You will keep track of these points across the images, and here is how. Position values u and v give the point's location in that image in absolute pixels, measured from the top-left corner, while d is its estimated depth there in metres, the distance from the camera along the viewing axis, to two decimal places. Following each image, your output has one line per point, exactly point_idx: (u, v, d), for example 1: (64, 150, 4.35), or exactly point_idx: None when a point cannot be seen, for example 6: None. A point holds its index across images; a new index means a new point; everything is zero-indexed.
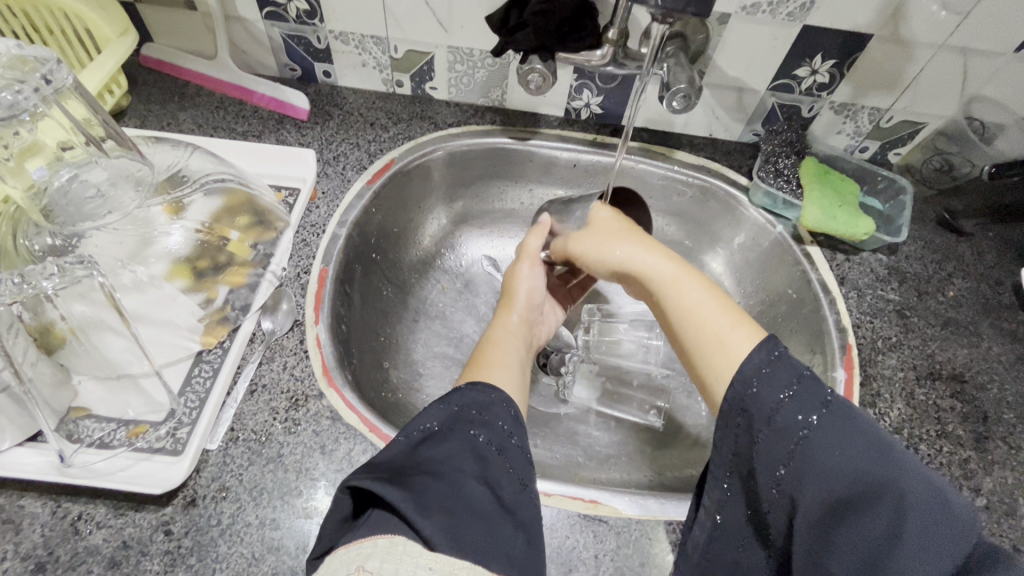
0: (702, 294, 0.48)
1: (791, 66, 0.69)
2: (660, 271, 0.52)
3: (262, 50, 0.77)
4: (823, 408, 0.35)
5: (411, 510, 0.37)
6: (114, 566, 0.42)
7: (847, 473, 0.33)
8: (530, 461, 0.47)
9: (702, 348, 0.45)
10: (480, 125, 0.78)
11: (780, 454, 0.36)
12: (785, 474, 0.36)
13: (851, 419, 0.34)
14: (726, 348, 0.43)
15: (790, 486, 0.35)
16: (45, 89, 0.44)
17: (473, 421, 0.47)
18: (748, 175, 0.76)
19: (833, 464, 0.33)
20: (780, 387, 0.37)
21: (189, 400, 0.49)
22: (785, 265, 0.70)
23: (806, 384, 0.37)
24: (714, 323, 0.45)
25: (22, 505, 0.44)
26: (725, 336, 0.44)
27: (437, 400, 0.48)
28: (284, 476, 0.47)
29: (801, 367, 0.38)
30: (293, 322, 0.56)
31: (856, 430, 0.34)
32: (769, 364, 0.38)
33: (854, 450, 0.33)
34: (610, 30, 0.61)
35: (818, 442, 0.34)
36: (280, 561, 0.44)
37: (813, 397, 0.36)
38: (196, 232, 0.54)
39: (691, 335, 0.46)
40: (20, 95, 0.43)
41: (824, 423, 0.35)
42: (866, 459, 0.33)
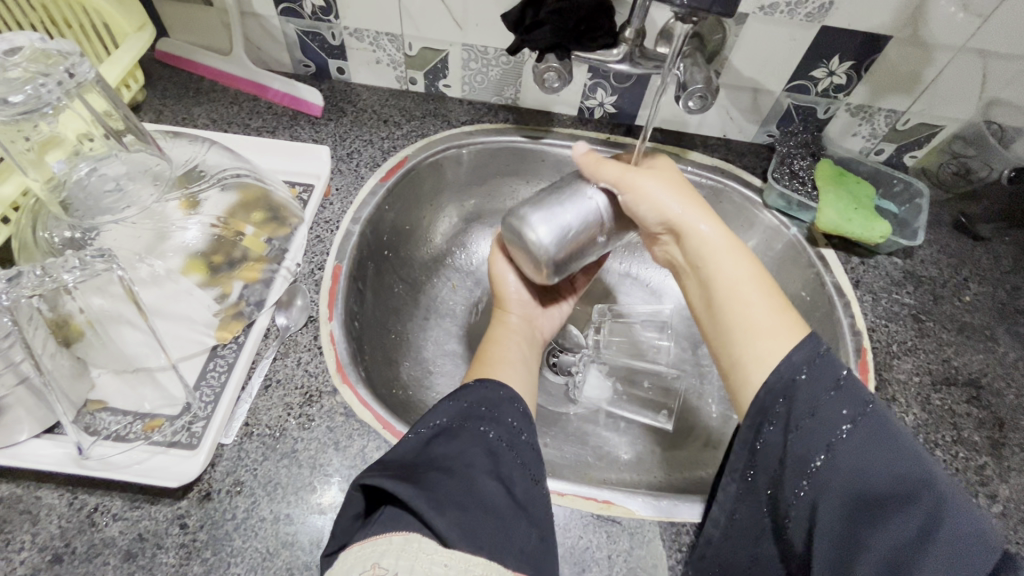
0: (745, 271, 0.46)
1: (808, 67, 0.69)
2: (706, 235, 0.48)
3: (277, 46, 0.77)
4: (866, 407, 0.37)
5: (427, 507, 0.37)
6: (130, 558, 0.42)
7: (886, 474, 0.34)
8: (537, 454, 0.47)
9: (738, 334, 0.44)
10: (493, 124, 0.78)
11: (819, 447, 0.37)
12: (819, 467, 0.37)
13: (890, 426, 0.36)
14: (765, 340, 0.42)
15: (823, 479, 0.36)
16: (68, 83, 0.44)
17: (482, 417, 0.48)
18: (762, 176, 0.75)
19: (870, 464, 0.35)
20: (825, 383, 0.38)
21: (204, 395, 0.49)
22: (799, 267, 0.70)
23: (844, 391, 0.38)
24: (754, 310, 0.44)
25: (39, 496, 0.44)
26: (763, 324, 0.43)
27: (447, 398, 0.49)
28: (299, 471, 0.47)
29: (843, 367, 0.39)
30: (307, 318, 0.56)
31: (895, 437, 0.36)
32: (806, 372, 0.39)
33: (892, 453, 0.35)
34: (627, 29, 0.62)
35: (857, 441, 0.36)
36: (294, 556, 0.44)
37: (856, 398, 0.37)
38: (212, 227, 0.54)
39: (727, 319, 0.45)
40: (43, 88, 0.43)
41: (863, 424, 0.36)
42: (901, 464, 0.35)
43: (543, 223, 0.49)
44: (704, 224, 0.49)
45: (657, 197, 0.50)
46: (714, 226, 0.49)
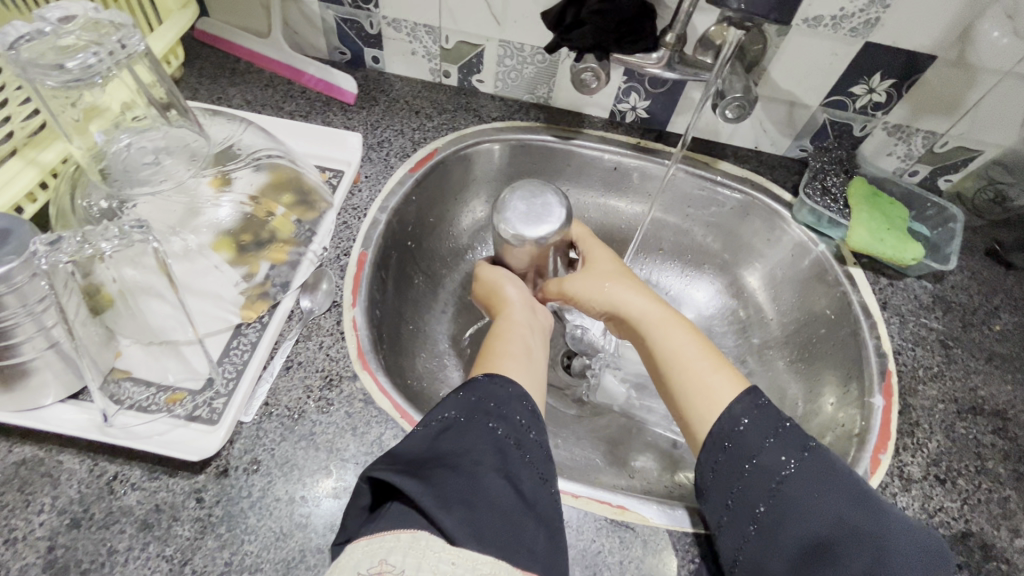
0: (685, 337, 0.56)
1: (847, 83, 0.68)
2: (648, 310, 0.59)
3: (314, 32, 0.77)
4: (806, 452, 0.45)
5: (434, 505, 0.39)
6: (147, 528, 0.43)
7: (827, 514, 0.42)
8: (545, 455, 0.48)
9: (689, 392, 0.52)
10: (524, 122, 0.78)
11: (763, 492, 0.45)
12: (764, 511, 0.44)
13: (826, 468, 0.44)
14: (714, 398, 0.50)
15: (771, 521, 0.44)
16: (119, 53, 0.44)
17: (491, 413, 0.48)
18: (793, 191, 0.75)
19: (810, 505, 0.43)
20: (766, 433, 0.47)
21: (227, 371, 0.49)
22: (825, 285, 0.69)
23: (782, 437, 0.46)
24: (699, 367, 0.53)
25: (60, 460, 0.45)
26: (711, 379, 0.52)
27: (457, 392, 0.50)
28: (316, 454, 0.47)
29: (780, 419, 0.47)
30: (331, 303, 0.56)
31: (832, 476, 0.44)
32: (746, 424, 0.48)
33: (833, 496, 0.43)
34: (669, 34, 0.61)
35: (798, 482, 0.44)
36: (307, 539, 0.44)
37: (796, 442, 0.46)
38: (243, 205, 0.55)
39: (678, 379, 0.53)
40: (96, 58, 0.43)
41: (803, 464, 0.45)
42: (843, 505, 0.42)
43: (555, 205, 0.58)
44: (644, 297, 0.60)
45: (610, 272, 0.62)
46: (644, 294, 0.60)
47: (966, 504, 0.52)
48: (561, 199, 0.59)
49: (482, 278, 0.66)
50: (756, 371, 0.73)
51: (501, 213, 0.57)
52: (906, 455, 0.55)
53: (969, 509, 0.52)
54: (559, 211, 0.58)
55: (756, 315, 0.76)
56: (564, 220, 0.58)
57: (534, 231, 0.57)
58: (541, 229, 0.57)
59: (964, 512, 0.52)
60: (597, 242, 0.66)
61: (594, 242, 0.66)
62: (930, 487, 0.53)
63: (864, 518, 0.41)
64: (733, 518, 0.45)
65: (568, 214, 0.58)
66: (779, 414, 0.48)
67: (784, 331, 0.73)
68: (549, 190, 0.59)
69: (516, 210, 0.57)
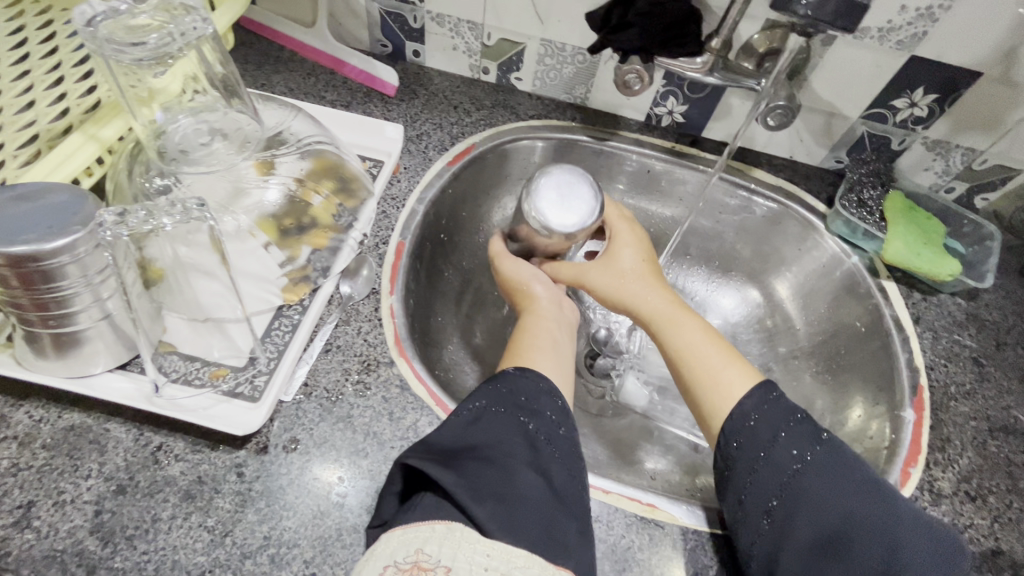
0: (696, 330, 0.57)
1: (889, 96, 0.68)
2: (662, 305, 0.59)
3: (358, 24, 0.78)
4: (817, 445, 0.46)
5: (467, 497, 0.40)
6: (189, 499, 0.44)
7: (839, 508, 0.43)
8: (575, 450, 0.48)
9: (700, 385, 0.53)
10: (561, 121, 0.78)
11: (774, 487, 0.45)
12: (777, 505, 0.44)
13: (836, 461, 0.45)
14: (727, 392, 0.51)
15: (782, 516, 0.44)
16: (188, 34, 0.45)
17: (521, 407, 0.49)
18: (827, 202, 0.75)
19: (823, 498, 0.44)
20: (777, 425, 0.47)
21: (269, 350, 0.50)
22: (856, 297, 0.69)
23: (793, 430, 0.47)
24: (710, 361, 0.54)
25: (107, 428, 0.46)
26: (722, 375, 0.52)
27: (487, 382, 0.50)
28: (352, 436, 0.48)
29: (790, 412, 0.48)
30: (370, 290, 0.57)
31: (842, 470, 0.45)
32: (755, 420, 0.48)
33: (843, 489, 0.44)
34: (715, 39, 0.62)
35: (809, 475, 0.45)
36: (343, 517, 0.44)
37: (808, 436, 0.47)
38: (290, 188, 0.56)
39: (690, 372, 0.54)
40: (169, 39, 0.44)
41: (816, 457, 0.46)
42: (854, 498, 0.43)
43: (587, 198, 0.58)
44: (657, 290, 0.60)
45: (628, 263, 0.62)
46: (662, 290, 0.61)
47: (996, 523, 0.52)
48: (594, 193, 0.58)
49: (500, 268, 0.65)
50: (782, 381, 0.73)
51: (532, 199, 0.57)
52: (937, 470, 0.55)
53: (999, 527, 0.52)
54: (590, 205, 0.57)
55: (783, 324, 0.76)
56: (594, 214, 0.57)
57: (561, 223, 0.57)
58: (569, 222, 0.57)
59: (994, 531, 0.52)
60: (629, 226, 0.64)
61: (628, 226, 0.64)
62: (960, 504, 0.53)
63: (873, 510, 0.43)
64: (745, 513, 0.45)
65: (599, 208, 0.58)
66: (790, 406, 0.49)
67: (812, 342, 0.73)
68: (583, 182, 0.59)
69: (546, 200, 0.57)
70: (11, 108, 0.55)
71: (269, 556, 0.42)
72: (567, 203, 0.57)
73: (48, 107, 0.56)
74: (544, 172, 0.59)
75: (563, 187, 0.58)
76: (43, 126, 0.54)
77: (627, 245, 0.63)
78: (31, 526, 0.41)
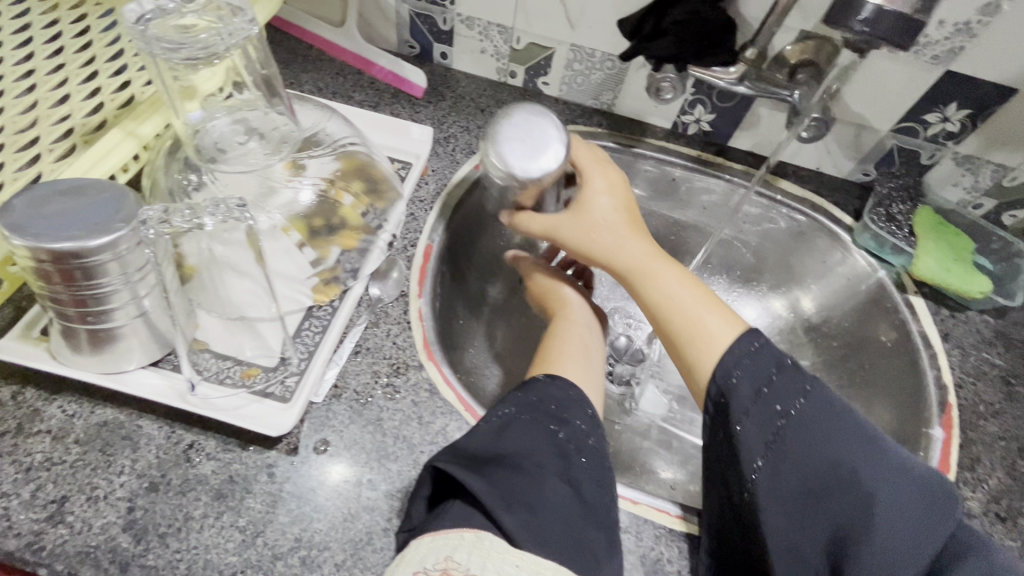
0: (676, 276, 0.52)
1: (922, 110, 0.68)
2: (639, 254, 0.54)
3: (387, 25, 0.78)
4: (804, 397, 0.40)
5: (498, 505, 0.41)
6: (220, 498, 0.44)
7: (829, 462, 0.38)
8: (604, 457, 0.48)
9: (682, 339, 0.49)
10: (587, 126, 0.78)
11: (759, 449, 0.40)
12: (762, 466, 0.40)
13: (828, 410, 0.40)
14: (711, 344, 0.46)
15: (767, 473, 0.39)
16: (235, 34, 0.45)
17: (552, 415, 0.48)
18: (854, 215, 0.74)
19: (811, 453, 0.39)
20: (759, 381, 0.41)
21: (299, 350, 0.50)
22: (883, 311, 0.68)
23: (782, 377, 0.41)
24: (691, 312, 0.49)
25: (139, 425, 0.46)
26: (704, 325, 0.48)
27: (518, 389, 0.50)
28: (382, 439, 0.48)
29: (784, 359, 0.42)
30: (399, 292, 0.57)
31: (834, 420, 0.39)
32: (737, 376, 0.42)
33: (834, 442, 0.38)
34: (750, 50, 0.62)
35: (796, 430, 0.39)
36: (374, 521, 0.44)
37: (794, 386, 0.41)
38: (321, 188, 0.56)
39: (672, 325, 0.50)
40: (218, 38, 0.44)
41: (806, 408, 0.40)
42: (846, 450, 0.38)
43: (555, 140, 0.51)
44: (635, 238, 0.54)
45: (603, 208, 0.55)
46: (640, 238, 0.55)
47: None
48: (554, 125, 0.52)
49: (531, 276, 0.66)
50: None
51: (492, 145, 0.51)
52: (967, 489, 0.54)
53: None
54: (556, 151, 0.51)
55: (807, 336, 0.75)
56: (561, 159, 0.51)
57: (524, 170, 0.50)
58: (540, 163, 0.50)
59: None
60: (602, 168, 0.57)
61: (600, 168, 0.57)
62: (990, 524, 0.53)
63: (865, 465, 0.37)
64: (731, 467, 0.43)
65: (566, 153, 0.51)
66: (777, 354, 0.43)
67: (836, 356, 0.72)
68: (540, 116, 0.52)
69: (509, 146, 0.51)
70: (46, 101, 0.55)
71: (300, 557, 0.42)
72: (532, 147, 0.51)
73: (83, 101, 0.56)
74: (505, 115, 0.52)
75: (524, 130, 0.51)
76: (77, 120, 0.55)
77: (602, 190, 0.56)
78: (64, 521, 0.42)
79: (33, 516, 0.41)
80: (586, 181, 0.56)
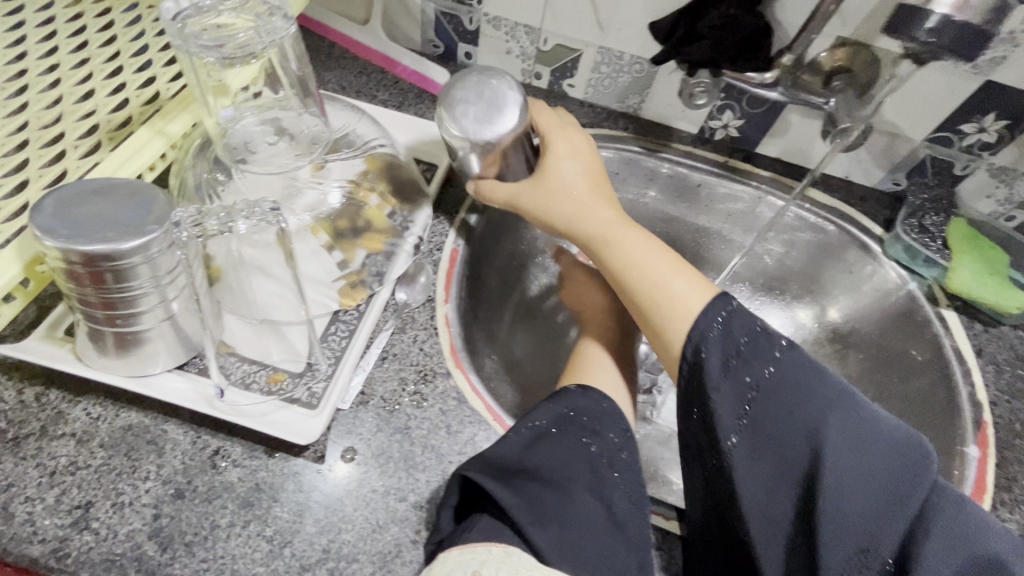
0: (641, 241, 0.52)
1: (959, 120, 0.66)
2: (603, 221, 0.53)
3: (411, 23, 0.77)
4: (774, 365, 0.39)
5: (527, 522, 0.40)
6: (247, 506, 0.43)
7: (804, 430, 0.36)
8: (639, 477, 0.46)
9: (652, 302, 0.48)
10: (614, 130, 0.77)
11: (734, 424, 0.38)
12: (737, 442, 0.38)
13: (801, 376, 0.38)
14: (684, 308, 0.46)
15: (745, 450, 0.38)
16: (272, 33, 0.44)
17: (584, 428, 0.47)
18: (884, 225, 0.73)
19: (785, 422, 0.37)
20: (729, 349, 0.40)
21: (326, 355, 0.49)
22: (914, 324, 0.67)
23: (756, 341, 0.40)
24: (660, 276, 0.49)
25: (164, 429, 0.45)
26: (674, 288, 0.47)
27: (549, 400, 0.49)
28: (410, 449, 0.47)
29: (756, 322, 0.41)
30: (426, 297, 0.56)
31: (807, 386, 0.38)
32: (706, 341, 0.42)
33: (808, 410, 0.37)
34: (785, 55, 0.62)
35: (769, 398, 0.38)
36: (402, 533, 0.43)
37: (765, 351, 0.39)
38: (347, 189, 0.56)
39: (641, 290, 0.49)
40: (257, 38, 0.44)
41: (777, 376, 0.38)
42: (819, 417, 0.36)
43: (510, 100, 0.51)
44: (599, 204, 0.54)
45: (566, 173, 0.54)
46: (604, 205, 0.54)
47: None
48: (511, 86, 0.51)
49: (565, 273, 0.67)
50: None
51: (445, 107, 0.50)
52: (1003, 511, 0.53)
53: None
54: (511, 112, 0.50)
55: (833, 348, 0.74)
56: (517, 121, 0.51)
57: (477, 132, 0.50)
58: (496, 125, 0.50)
59: None
60: (565, 133, 0.56)
61: (563, 133, 0.56)
62: None
63: (837, 424, 0.36)
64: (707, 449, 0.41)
65: (522, 114, 0.51)
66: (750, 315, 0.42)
67: (862, 368, 0.71)
68: (496, 77, 0.51)
69: (465, 108, 0.50)
70: (70, 96, 0.54)
71: (328, 569, 0.41)
72: (485, 108, 0.50)
73: (107, 97, 0.55)
74: (461, 77, 0.52)
75: (477, 91, 0.50)
76: (102, 116, 0.54)
77: (567, 155, 0.55)
78: (89, 528, 0.41)
79: (58, 521, 0.41)
80: (548, 147, 0.55)
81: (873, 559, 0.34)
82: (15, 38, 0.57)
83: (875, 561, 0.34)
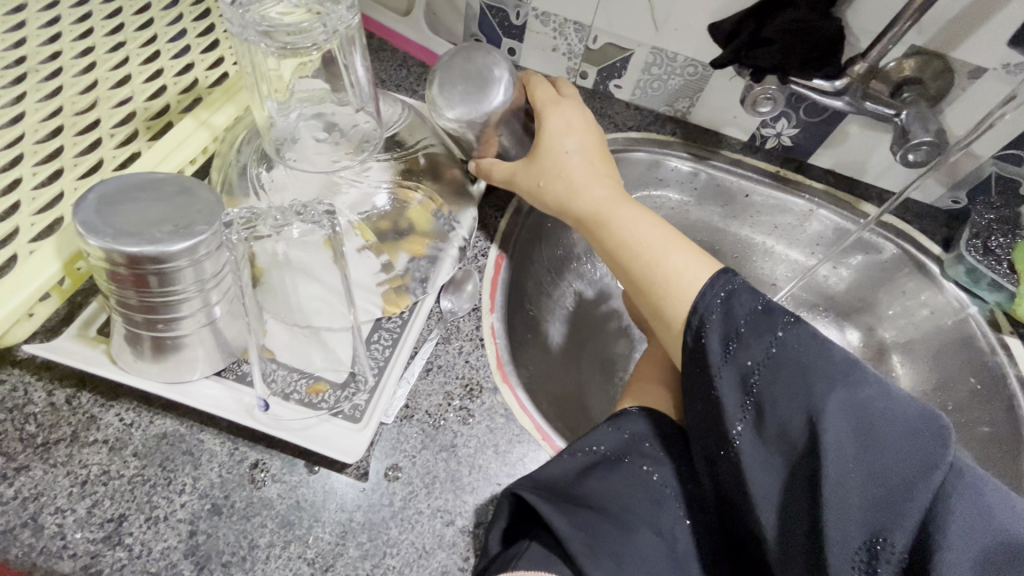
0: (638, 218, 0.50)
1: None
2: (599, 198, 0.52)
3: (454, 16, 0.74)
4: (774, 348, 0.36)
5: (581, 552, 0.36)
6: (287, 526, 0.40)
7: (805, 415, 0.34)
8: None
9: (648, 280, 0.46)
10: (661, 134, 0.74)
11: (738, 410, 0.36)
12: (742, 431, 0.36)
13: (804, 358, 0.35)
14: (682, 287, 0.43)
15: (747, 438, 0.35)
16: (331, 24, 0.42)
17: (645, 454, 0.44)
18: (943, 244, 0.69)
19: (784, 405, 0.34)
20: (727, 333, 0.38)
21: (369, 365, 0.47)
22: (974, 350, 0.64)
23: (756, 324, 0.37)
24: (654, 253, 0.47)
25: (201, 439, 0.43)
26: (669, 264, 0.45)
27: (607, 423, 0.46)
28: (457, 469, 0.45)
29: (758, 301, 0.39)
30: (472, 307, 0.53)
31: (809, 369, 0.35)
32: (701, 324, 0.39)
33: (808, 393, 0.34)
34: (858, 63, 0.58)
35: (768, 381, 0.35)
36: (449, 560, 0.41)
37: (766, 334, 0.37)
38: (391, 190, 0.53)
39: (636, 267, 0.47)
40: (317, 29, 0.41)
41: (777, 360, 0.36)
42: (820, 400, 0.34)
43: (498, 76, 0.50)
44: (595, 181, 0.52)
45: (561, 148, 0.53)
46: (602, 182, 0.53)
47: None
48: (499, 63, 0.50)
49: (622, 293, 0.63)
50: None
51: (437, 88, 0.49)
52: None
53: None
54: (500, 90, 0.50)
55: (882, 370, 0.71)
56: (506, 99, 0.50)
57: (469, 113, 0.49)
58: (487, 104, 0.49)
59: None
60: (559, 107, 0.55)
61: (558, 107, 0.54)
62: None
63: (839, 407, 0.33)
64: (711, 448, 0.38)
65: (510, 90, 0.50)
66: (756, 295, 0.39)
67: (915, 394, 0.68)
68: (484, 52, 0.50)
69: (456, 87, 0.49)
70: (105, 81, 0.51)
71: None
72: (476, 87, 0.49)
73: (143, 84, 0.52)
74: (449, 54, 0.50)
75: (465, 67, 0.49)
76: (139, 104, 0.51)
77: (563, 131, 0.54)
78: (122, 544, 0.38)
79: (89, 535, 0.38)
80: (543, 122, 0.54)
81: (883, 552, 0.31)
82: (49, 19, 0.54)
83: (886, 555, 0.31)
